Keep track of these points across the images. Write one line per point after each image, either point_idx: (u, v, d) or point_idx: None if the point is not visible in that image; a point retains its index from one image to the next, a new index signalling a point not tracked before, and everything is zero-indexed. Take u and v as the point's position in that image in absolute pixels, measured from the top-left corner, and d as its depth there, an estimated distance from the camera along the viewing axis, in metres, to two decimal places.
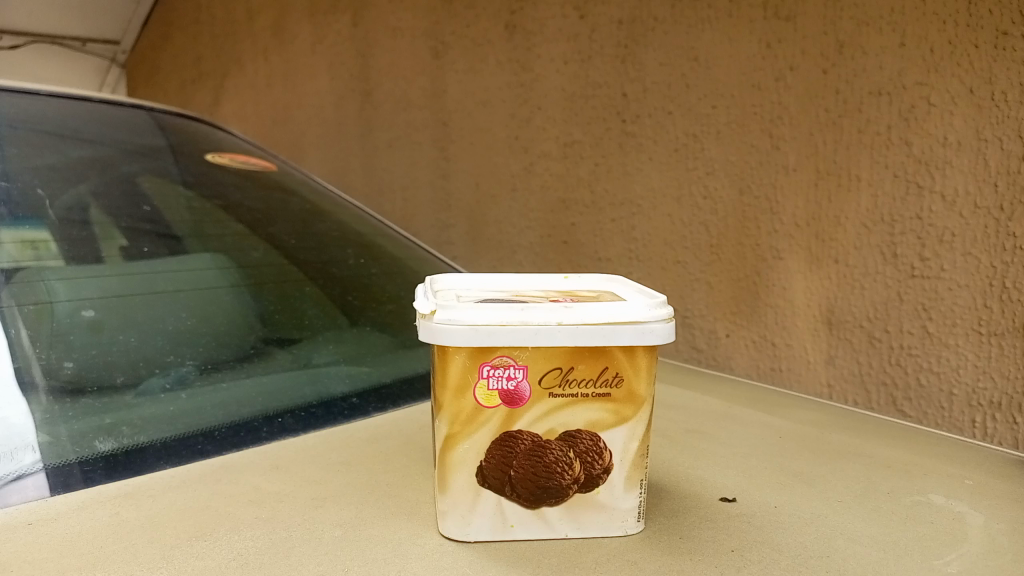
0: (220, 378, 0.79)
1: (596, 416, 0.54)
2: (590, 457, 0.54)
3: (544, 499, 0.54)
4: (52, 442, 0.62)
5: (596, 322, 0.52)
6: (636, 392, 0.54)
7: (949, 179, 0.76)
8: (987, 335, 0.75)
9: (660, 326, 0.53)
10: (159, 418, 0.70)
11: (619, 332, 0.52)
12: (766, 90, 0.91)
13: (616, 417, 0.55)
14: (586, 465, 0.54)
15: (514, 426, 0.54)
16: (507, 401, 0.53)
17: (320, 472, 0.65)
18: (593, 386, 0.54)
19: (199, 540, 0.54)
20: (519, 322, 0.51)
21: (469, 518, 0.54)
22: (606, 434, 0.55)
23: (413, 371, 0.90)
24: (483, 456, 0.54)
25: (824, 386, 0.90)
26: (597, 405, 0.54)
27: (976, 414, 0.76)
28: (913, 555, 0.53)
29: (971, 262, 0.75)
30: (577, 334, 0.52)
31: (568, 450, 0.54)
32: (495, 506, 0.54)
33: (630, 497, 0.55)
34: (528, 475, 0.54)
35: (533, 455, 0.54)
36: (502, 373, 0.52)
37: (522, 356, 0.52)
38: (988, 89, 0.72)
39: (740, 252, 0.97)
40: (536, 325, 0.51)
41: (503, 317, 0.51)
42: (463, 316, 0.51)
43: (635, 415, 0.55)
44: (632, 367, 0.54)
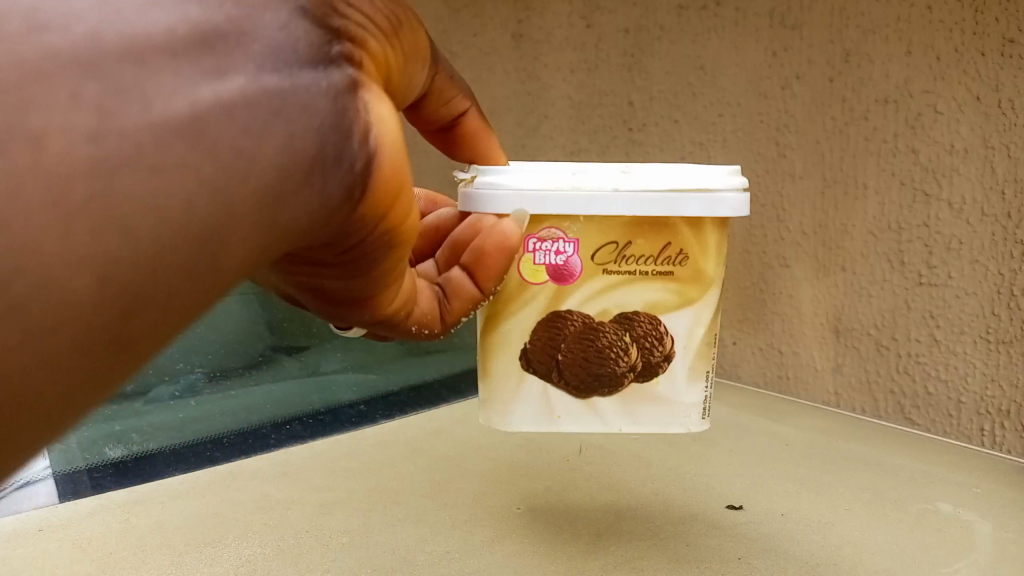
0: (227, 386, 0.84)
1: (656, 296, 0.54)
2: (647, 343, 0.54)
3: (595, 389, 0.56)
4: (63, 449, 0.68)
5: (655, 191, 0.52)
6: (702, 270, 0.54)
7: (956, 187, 0.77)
8: (995, 343, 0.76)
9: (731, 198, 0.52)
10: (168, 425, 0.75)
11: (685, 202, 0.52)
12: (772, 98, 0.91)
13: (680, 299, 0.54)
14: (643, 350, 0.54)
15: (563, 306, 0.55)
16: (556, 279, 0.54)
17: (326, 480, 0.66)
18: (653, 264, 0.54)
19: (208, 546, 0.54)
20: (570, 187, 0.52)
21: (512, 407, 0.56)
22: (667, 318, 0.54)
23: (421, 378, 0.91)
24: (529, 338, 0.55)
25: (832, 394, 0.89)
26: (658, 284, 0.54)
27: (985, 423, 0.78)
28: (922, 564, 0.53)
29: (979, 269, 0.76)
30: (635, 202, 0.52)
31: (623, 333, 0.54)
32: (541, 395, 0.56)
33: (693, 390, 0.56)
34: (577, 359, 0.55)
35: (583, 338, 0.55)
36: (551, 247, 0.53)
37: (572, 229, 0.53)
38: (995, 97, 0.73)
39: (746, 259, 0.96)
40: (588, 192, 0.52)
41: (553, 181, 0.52)
42: (508, 182, 0.52)
43: (701, 297, 0.54)
44: (698, 244, 0.53)
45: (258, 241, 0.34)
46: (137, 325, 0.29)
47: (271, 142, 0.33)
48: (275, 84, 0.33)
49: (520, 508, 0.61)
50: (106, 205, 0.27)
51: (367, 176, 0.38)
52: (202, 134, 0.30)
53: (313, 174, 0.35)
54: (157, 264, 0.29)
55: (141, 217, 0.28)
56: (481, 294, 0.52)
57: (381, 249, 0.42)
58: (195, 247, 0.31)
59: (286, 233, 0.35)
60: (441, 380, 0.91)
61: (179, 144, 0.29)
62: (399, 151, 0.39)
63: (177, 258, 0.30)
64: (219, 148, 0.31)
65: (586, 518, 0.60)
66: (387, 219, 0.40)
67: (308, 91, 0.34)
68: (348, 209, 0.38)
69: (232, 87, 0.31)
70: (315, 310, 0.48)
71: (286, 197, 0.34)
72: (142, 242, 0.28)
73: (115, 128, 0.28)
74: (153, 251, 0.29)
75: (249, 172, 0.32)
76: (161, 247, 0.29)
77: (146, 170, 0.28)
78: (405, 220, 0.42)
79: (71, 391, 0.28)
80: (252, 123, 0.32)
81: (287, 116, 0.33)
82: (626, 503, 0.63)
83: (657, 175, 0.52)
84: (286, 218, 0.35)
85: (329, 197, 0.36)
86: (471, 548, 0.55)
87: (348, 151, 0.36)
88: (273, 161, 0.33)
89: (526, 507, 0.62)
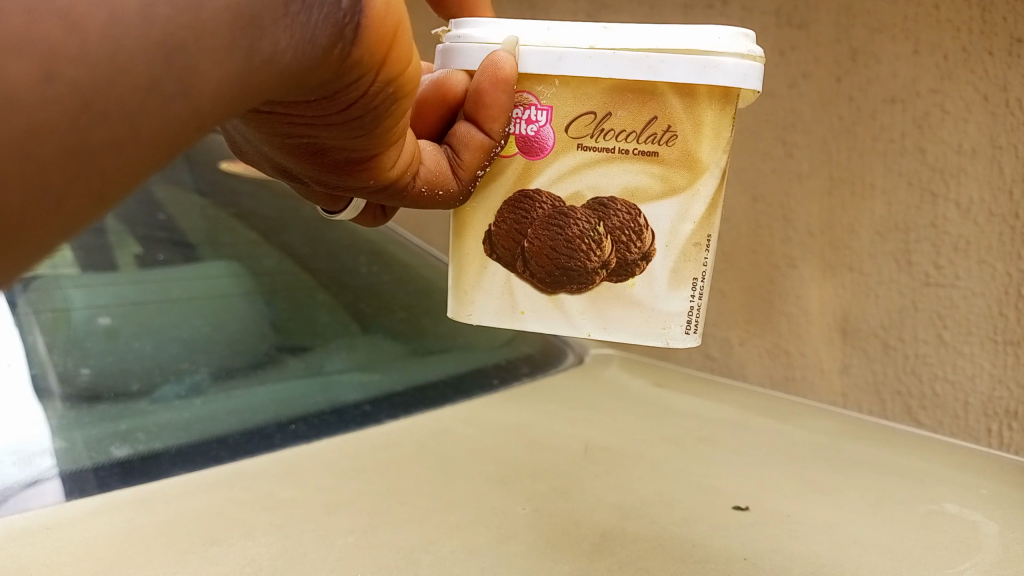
0: (233, 386, 0.82)
1: (637, 181, 0.47)
2: (625, 237, 0.48)
3: (562, 283, 0.49)
4: (68, 448, 0.67)
5: (638, 49, 0.45)
6: (692, 154, 0.46)
7: (964, 186, 0.76)
8: (1003, 343, 0.76)
9: (729, 62, 0.45)
10: (174, 425, 0.74)
11: (670, 64, 0.45)
12: (778, 97, 0.89)
13: (664, 186, 0.47)
14: (618, 246, 0.48)
15: (532, 185, 0.48)
16: (525, 152, 0.48)
17: (331, 480, 0.66)
18: (636, 142, 0.47)
19: (213, 546, 0.54)
20: (541, 44, 0.46)
21: (472, 296, 0.51)
22: (647, 207, 0.47)
23: (425, 378, 0.91)
24: (494, 220, 0.50)
25: (839, 395, 0.89)
26: (638, 166, 0.47)
27: (992, 423, 0.77)
28: (928, 564, 0.53)
29: (986, 270, 0.76)
30: (614, 63, 0.45)
31: (597, 223, 0.48)
32: (503, 285, 0.51)
33: (674, 298, 0.49)
34: (544, 248, 0.49)
35: (552, 224, 0.49)
36: (522, 114, 0.47)
37: (545, 95, 0.47)
38: (1003, 96, 0.73)
39: (753, 260, 0.95)
40: (562, 48, 0.45)
41: (526, 36, 0.46)
42: (476, 34, 0.47)
43: (689, 187, 0.47)
44: (690, 119, 0.46)
45: (234, 72, 0.25)
46: (98, 138, 0.22)
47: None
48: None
49: (526, 508, 0.61)
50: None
51: (357, 16, 0.27)
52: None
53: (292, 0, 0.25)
54: (113, 70, 0.22)
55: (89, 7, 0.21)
56: (491, 139, 0.46)
57: (383, 104, 0.33)
58: (157, 56, 0.23)
59: (267, 71, 0.26)
60: (447, 379, 0.92)
61: None
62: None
63: (136, 68, 0.22)
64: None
65: (592, 518, 0.60)
66: (383, 70, 0.30)
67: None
68: (340, 52, 0.27)
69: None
70: (308, 174, 0.41)
71: (264, 20, 0.25)
72: (90, 35, 0.21)
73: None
74: (106, 49, 0.22)
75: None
76: (115, 45, 0.22)
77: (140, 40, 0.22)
78: (406, 67, 0.32)
79: (20, 211, 0.22)
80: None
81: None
82: (632, 503, 0.62)
83: (646, 32, 0.45)
84: (265, 48, 0.25)
85: (315, 35, 0.26)
86: (478, 547, 0.55)
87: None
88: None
89: (531, 507, 0.61)
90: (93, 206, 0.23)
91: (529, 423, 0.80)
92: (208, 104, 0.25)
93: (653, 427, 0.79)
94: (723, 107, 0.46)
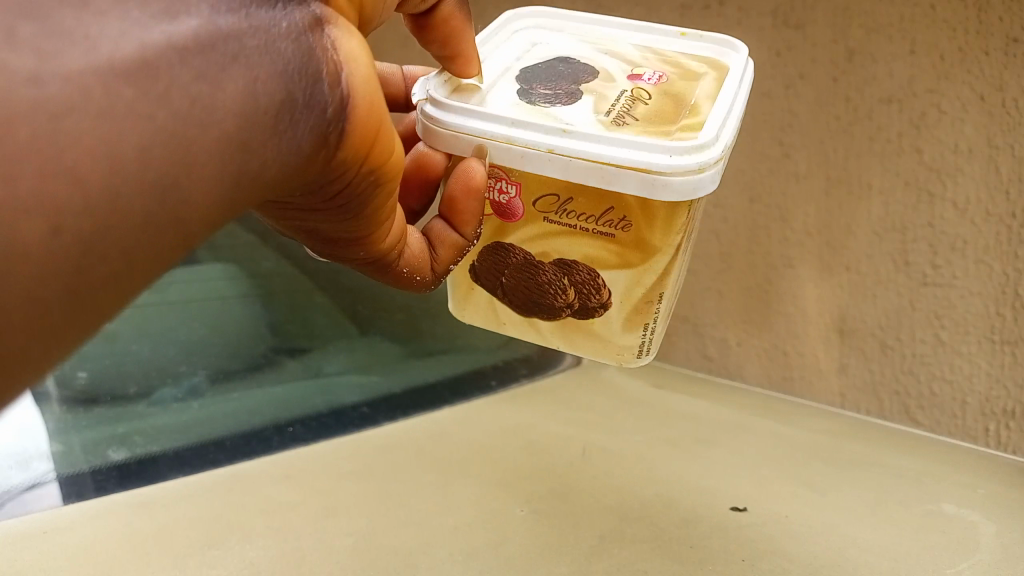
0: (229, 389, 0.84)
1: (595, 253, 0.47)
2: (586, 290, 0.49)
3: (534, 313, 0.52)
4: (66, 452, 0.69)
5: (590, 159, 0.43)
6: (647, 242, 0.46)
7: (960, 186, 0.77)
8: (1001, 343, 0.77)
9: (678, 181, 0.42)
10: (171, 428, 0.75)
11: (622, 177, 0.43)
12: (775, 98, 0.87)
13: (619, 259, 0.47)
14: (581, 296, 0.49)
15: (507, 238, 0.49)
16: (499, 216, 0.49)
17: (330, 482, 0.65)
18: (593, 222, 0.46)
19: (211, 548, 0.54)
20: (504, 139, 0.45)
21: (464, 301, 0.55)
22: (606, 273, 0.48)
23: (423, 379, 0.92)
24: (476, 257, 0.51)
25: (837, 395, 0.89)
26: (595, 242, 0.47)
27: (990, 423, 0.78)
28: (924, 563, 0.53)
29: (983, 269, 0.76)
30: (569, 169, 0.44)
31: (563, 277, 0.49)
32: (487, 305, 0.54)
33: (628, 335, 0.50)
34: (518, 287, 0.51)
35: (524, 271, 0.50)
36: (494, 186, 0.47)
37: (513, 175, 0.46)
38: (999, 96, 0.73)
39: (750, 260, 0.94)
40: (521, 149, 0.45)
41: (488, 130, 0.45)
42: (445, 118, 0.47)
43: (643, 264, 0.46)
44: (643, 213, 0.45)
45: (220, 189, 0.31)
46: (98, 273, 0.27)
47: (229, 85, 0.31)
48: (229, 27, 0.31)
49: (525, 509, 0.61)
50: (50, 147, 0.25)
51: (339, 123, 0.35)
52: (155, 79, 0.28)
53: (279, 120, 0.33)
54: (114, 205, 0.27)
55: (90, 157, 0.26)
56: (464, 239, 0.49)
57: (368, 190, 0.40)
58: (152, 193, 0.28)
59: (251, 181, 0.33)
60: (444, 381, 0.92)
61: (160, 114, 0.28)
62: (371, 87, 0.36)
63: (133, 209, 0.28)
64: (172, 93, 0.29)
65: (590, 520, 0.60)
66: (366, 163, 0.38)
67: (265, 37, 0.32)
68: (325, 154, 0.36)
69: (184, 29, 0.30)
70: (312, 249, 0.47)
71: (251, 138, 0.32)
72: (90, 188, 0.26)
73: (56, 72, 0.26)
74: (108, 195, 0.27)
75: (208, 120, 0.30)
76: (114, 189, 0.27)
77: (130, 176, 0.27)
78: (387, 158, 0.39)
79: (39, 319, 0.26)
80: (208, 69, 0.30)
81: (244, 65, 0.31)
82: (630, 505, 0.62)
83: (601, 140, 0.43)
84: (249, 163, 0.32)
85: (300, 144, 0.34)
86: (477, 550, 0.55)
87: (315, 94, 0.34)
88: (233, 105, 0.31)
89: (529, 509, 0.61)
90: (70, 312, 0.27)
91: (527, 425, 0.80)
92: (193, 216, 0.30)
93: (651, 428, 0.79)
94: (677, 204, 0.44)
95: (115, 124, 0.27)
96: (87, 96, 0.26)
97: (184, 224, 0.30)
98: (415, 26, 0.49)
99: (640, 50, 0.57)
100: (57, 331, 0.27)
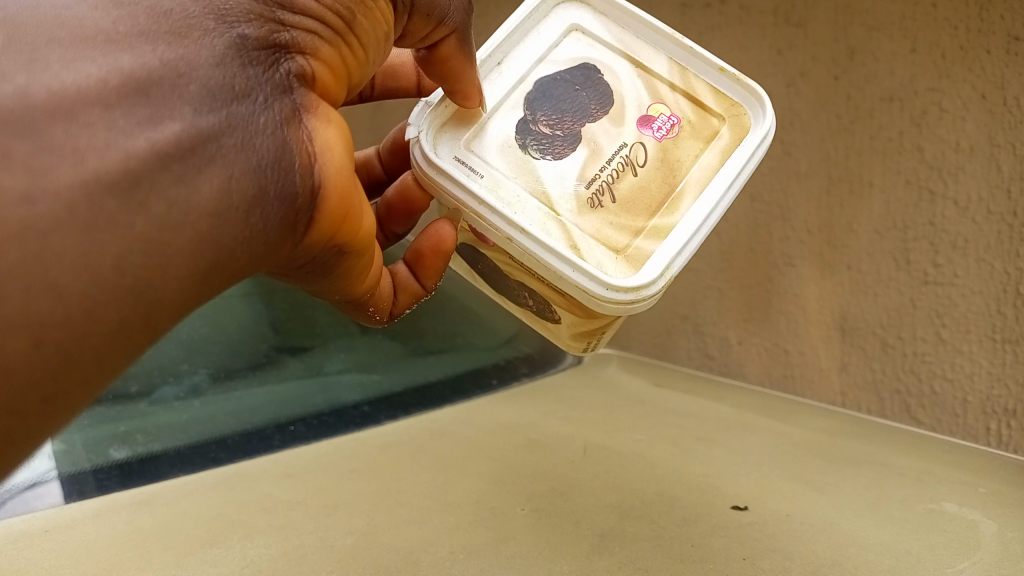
0: (233, 386, 0.85)
1: (548, 297, 0.57)
2: (543, 308, 0.59)
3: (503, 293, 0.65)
4: (67, 451, 0.69)
5: (539, 255, 0.53)
6: (589, 312, 0.56)
7: (962, 184, 0.76)
8: (1001, 342, 0.74)
9: (606, 305, 0.52)
10: (173, 427, 0.76)
11: (562, 280, 0.53)
12: (776, 97, 0.89)
13: (565, 307, 0.57)
14: (538, 307, 0.60)
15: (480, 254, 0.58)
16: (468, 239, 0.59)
17: (331, 480, 0.66)
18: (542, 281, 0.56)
19: (212, 547, 0.54)
20: (475, 209, 0.54)
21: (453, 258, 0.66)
22: (557, 311, 0.58)
23: (424, 378, 0.92)
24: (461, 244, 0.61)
25: (837, 394, 0.88)
26: (546, 292, 0.57)
27: (991, 421, 0.74)
28: (926, 562, 0.53)
29: (984, 268, 0.75)
30: (523, 255, 0.54)
31: (523, 292, 0.60)
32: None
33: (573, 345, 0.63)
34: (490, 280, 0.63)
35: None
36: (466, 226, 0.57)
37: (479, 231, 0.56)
38: (1000, 95, 0.73)
39: (751, 259, 0.95)
40: (488, 225, 0.54)
41: (467, 199, 0.54)
42: (437, 165, 0.55)
43: (583, 320, 0.57)
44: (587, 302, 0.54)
45: (195, 280, 0.36)
46: (78, 358, 0.33)
47: (206, 186, 0.36)
48: (209, 129, 0.36)
49: (525, 508, 0.61)
50: (38, 256, 0.31)
51: (308, 210, 0.40)
52: (136, 188, 0.34)
53: (252, 211, 0.38)
54: (92, 298, 0.33)
55: (73, 268, 0.32)
56: (421, 287, 0.62)
57: (334, 255, 0.46)
58: (129, 294, 0.34)
59: (227, 269, 0.38)
60: (445, 380, 0.92)
61: (138, 222, 0.34)
62: (336, 177, 0.42)
63: (109, 311, 0.33)
64: (151, 200, 0.34)
65: (591, 519, 0.60)
66: (331, 238, 0.44)
67: (241, 139, 0.37)
68: (293, 235, 0.41)
69: (166, 135, 0.35)
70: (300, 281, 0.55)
71: (224, 233, 0.37)
72: (73, 299, 0.32)
73: (47, 188, 0.32)
74: (84, 302, 0.32)
75: (183, 222, 0.35)
76: (92, 298, 0.33)
77: (105, 280, 0.33)
78: (350, 234, 0.45)
79: (26, 385, 0.32)
80: (187, 173, 0.35)
81: (222, 164, 0.36)
82: (629, 503, 0.62)
83: (552, 246, 0.52)
84: (223, 255, 0.37)
85: (269, 229, 0.39)
86: (476, 548, 0.55)
87: (288, 187, 0.39)
88: (208, 203, 0.36)
89: (530, 507, 0.61)
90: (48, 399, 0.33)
91: (528, 424, 0.80)
92: (165, 309, 0.35)
93: (653, 427, 0.79)
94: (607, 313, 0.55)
95: (97, 237, 0.33)
96: (73, 214, 0.32)
97: (153, 317, 0.35)
98: (422, 58, 0.54)
99: (669, 68, 0.61)
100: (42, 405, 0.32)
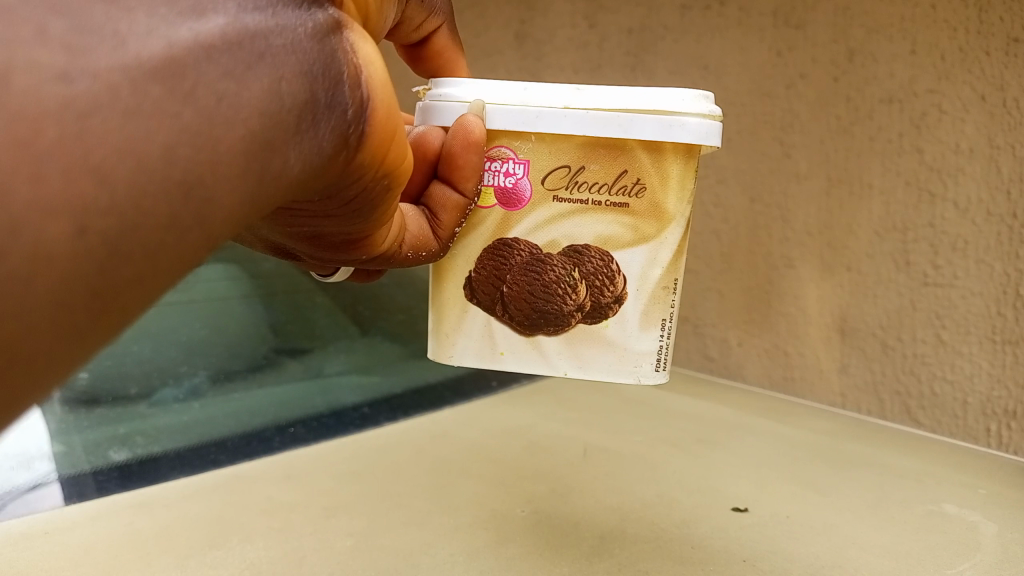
0: (231, 389, 0.84)
1: (609, 231, 0.46)
2: (598, 283, 0.46)
3: (541, 326, 0.48)
4: (67, 452, 0.69)
5: (608, 110, 0.43)
6: (661, 206, 0.45)
7: (961, 186, 0.76)
8: (1001, 343, 0.76)
9: (695, 122, 0.44)
10: (172, 428, 0.75)
11: (640, 125, 0.43)
12: (776, 98, 0.89)
13: (635, 235, 0.46)
14: (593, 291, 0.47)
15: (509, 234, 0.47)
16: (503, 204, 0.46)
17: (329, 482, 0.66)
18: (607, 194, 0.45)
19: (211, 549, 0.54)
20: (519, 102, 0.44)
21: (454, 339, 0.49)
22: (620, 253, 0.46)
23: (423, 380, 0.92)
24: (473, 266, 0.48)
25: (837, 395, 0.89)
26: (610, 216, 0.46)
27: (991, 423, 0.78)
28: (925, 564, 0.53)
29: (984, 269, 0.76)
30: (586, 123, 0.44)
31: (572, 270, 0.46)
32: (483, 327, 0.48)
33: (647, 338, 0.47)
34: (523, 292, 0.47)
35: (530, 270, 0.47)
36: (500, 168, 0.46)
37: (524, 149, 0.45)
38: (999, 96, 0.73)
39: (751, 260, 0.94)
40: (537, 108, 0.44)
41: (502, 97, 0.45)
42: (455, 95, 0.45)
43: (658, 236, 0.46)
44: (658, 173, 0.45)
45: (245, 196, 0.26)
46: (122, 277, 0.23)
47: (255, 85, 0.26)
48: (256, 24, 0.27)
49: (525, 509, 0.61)
50: (77, 148, 0.21)
51: (360, 125, 0.30)
52: (180, 76, 0.24)
53: (302, 120, 0.28)
54: (138, 214, 0.22)
55: (116, 159, 0.22)
56: (465, 198, 0.45)
57: (382, 195, 0.35)
58: (178, 196, 0.23)
59: (275, 185, 0.27)
60: (445, 381, 0.92)
61: (186, 111, 0.24)
62: (390, 89, 0.32)
63: (159, 209, 0.23)
64: (198, 92, 0.24)
65: (591, 520, 0.60)
66: (383, 168, 0.33)
67: (288, 32, 0.27)
68: (343, 157, 0.30)
69: (211, 28, 0.25)
70: (308, 255, 0.42)
71: (276, 142, 0.27)
72: (118, 187, 0.22)
73: (86, 69, 0.21)
74: (133, 196, 0.22)
75: (235, 118, 0.25)
76: (141, 191, 0.22)
77: (153, 179, 0.23)
78: (401, 161, 0.34)
79: (47, 355, 0.21)
80: (234, 66, 0.25)
81: (272, 61, 0.26)
82: (630, 505, 0.62)
83: (614, 91, 0.44)
84: (275, 166, 0.27)
85: (321, 145, 0.29)
86: (476, 550, 0.55)
87: (339, 96, 0.29)
88: (259, 106, 0.26)
89: (531, 509, 0.61)
90: (86, 352, 0.23)
91: (527, 425, 0.80)
92: (220, 220, 0.25)
93: (651, 429, 0.79)
94: (688, 161, 0.45)
95: (133, 128, 0.22)
96: (117, 96, 0.22)
97: (210, 239, 0.25)
98: (409, 56, 0.50)
99: None
100: (62, 361, 0.22)
